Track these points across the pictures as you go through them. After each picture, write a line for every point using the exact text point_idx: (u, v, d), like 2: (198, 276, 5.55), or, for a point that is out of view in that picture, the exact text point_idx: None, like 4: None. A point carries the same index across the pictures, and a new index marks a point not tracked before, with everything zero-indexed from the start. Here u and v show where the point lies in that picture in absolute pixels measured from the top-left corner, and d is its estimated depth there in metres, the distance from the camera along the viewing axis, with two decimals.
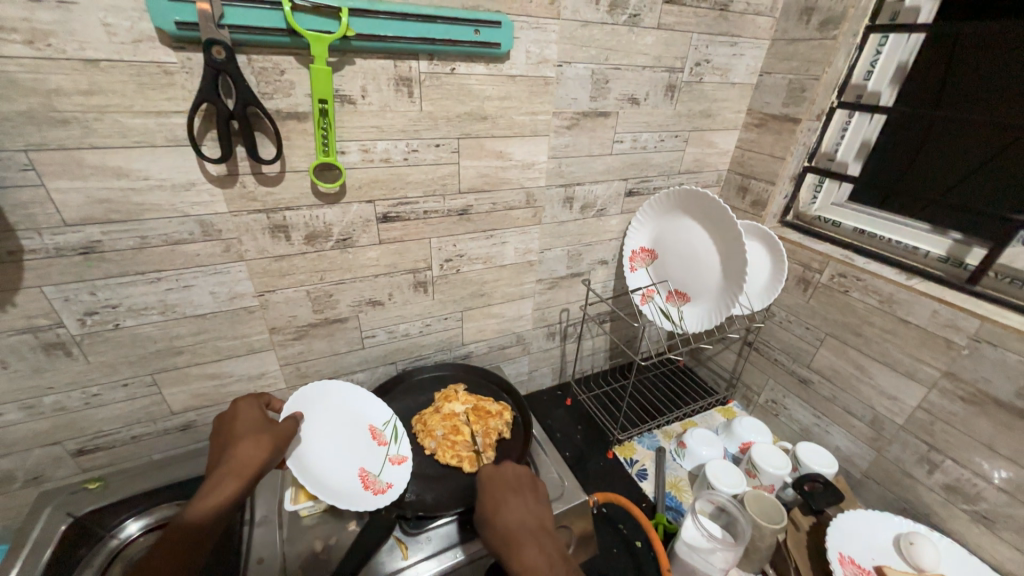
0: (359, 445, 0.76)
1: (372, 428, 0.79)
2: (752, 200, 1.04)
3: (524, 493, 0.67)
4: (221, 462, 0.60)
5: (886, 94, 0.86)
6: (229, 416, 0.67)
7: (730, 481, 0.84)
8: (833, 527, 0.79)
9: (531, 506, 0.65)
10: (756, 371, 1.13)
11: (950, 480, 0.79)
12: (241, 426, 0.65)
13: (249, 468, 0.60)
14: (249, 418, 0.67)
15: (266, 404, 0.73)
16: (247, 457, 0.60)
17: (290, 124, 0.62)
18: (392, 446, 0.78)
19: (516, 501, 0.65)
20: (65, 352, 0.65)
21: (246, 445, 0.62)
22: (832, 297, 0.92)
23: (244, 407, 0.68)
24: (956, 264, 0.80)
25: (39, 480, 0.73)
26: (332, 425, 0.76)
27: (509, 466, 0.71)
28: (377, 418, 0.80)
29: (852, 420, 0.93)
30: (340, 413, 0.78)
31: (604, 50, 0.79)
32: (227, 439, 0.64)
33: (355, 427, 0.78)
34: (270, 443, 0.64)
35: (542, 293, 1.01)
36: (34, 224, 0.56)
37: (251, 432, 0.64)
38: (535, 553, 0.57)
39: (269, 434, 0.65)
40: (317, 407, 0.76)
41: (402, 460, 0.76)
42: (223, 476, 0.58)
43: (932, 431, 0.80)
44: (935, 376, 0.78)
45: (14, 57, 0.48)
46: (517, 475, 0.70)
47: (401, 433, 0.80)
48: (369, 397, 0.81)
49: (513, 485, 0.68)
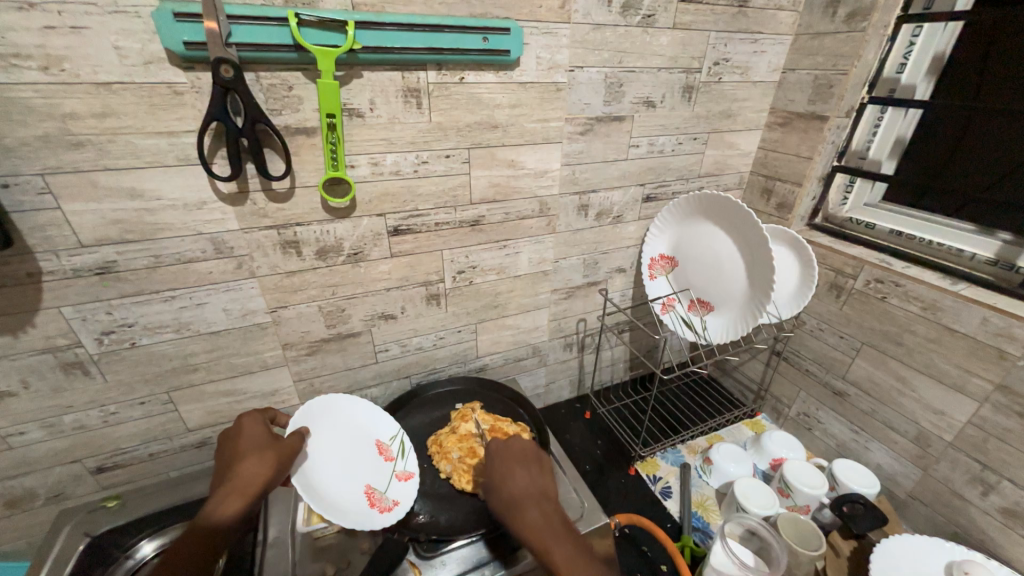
0: (365, 460, 0.74)
1: (378, 443, 0.77)
2: (777, 203, 0.99)
3: (527, 462, 0.66)
4: (225, 480, 0.59)
5: (922, 87, 0.81)
6: (235, 431, 0.65)
7: (761, 501, 0.79)
8: (878, 553, 0.73)
9: (534, 474, 0.65)
10: (785, 382, 1.08)
11: (1008, 503, 0.72)
12: (247, 442, 0.63)
13: (251, 487, 0.58)
14: (254, 432, 0.65)
15: (272, 419, 0.70)
16: (250, 476, 0.59)
17: (298, 139, 0.62)
18: (399, 462, 0.76)
19: (520, 470, 0.65)
20: (83, 371, 0.65)
21: (250, 462, 0.60)
22: (868, 304, 0.86)
23: (249, 422, 0.66)
24: (1005, 267, 0.74)
25: (61, 497, 0.74)
26: (337, 440, 0.74)
27: (514, 439, 0.70)
28: (384, 432, 0.78)
29: (894, 436, 0.87)
30: (347, 427, 0.76)
31: (616, 53, 0.76)
32: (232, 454, 0.62)
33: (361, 442, 0.76)
34: (274, 460, 0.61)
35: (558, 303, 0.98)
36: (51, 246, 0.56)
37: (255, 448, 0.62)
38: (536, 518, 0.58)
39: (273, 451, 0.63)
40: (323, 420, 0.74)
41: (408, 477, 0.74)
42: (226, 495, 0.57)
43: (985, 449, 0.73)
44: (988, 390, 0.72)
45: (30, 83, 0.49)
46: (522, 445, 0.69)
47: (407, 447, 0.78)
48: (377, 410, 0.79)
49: (518, 456, 0.67)
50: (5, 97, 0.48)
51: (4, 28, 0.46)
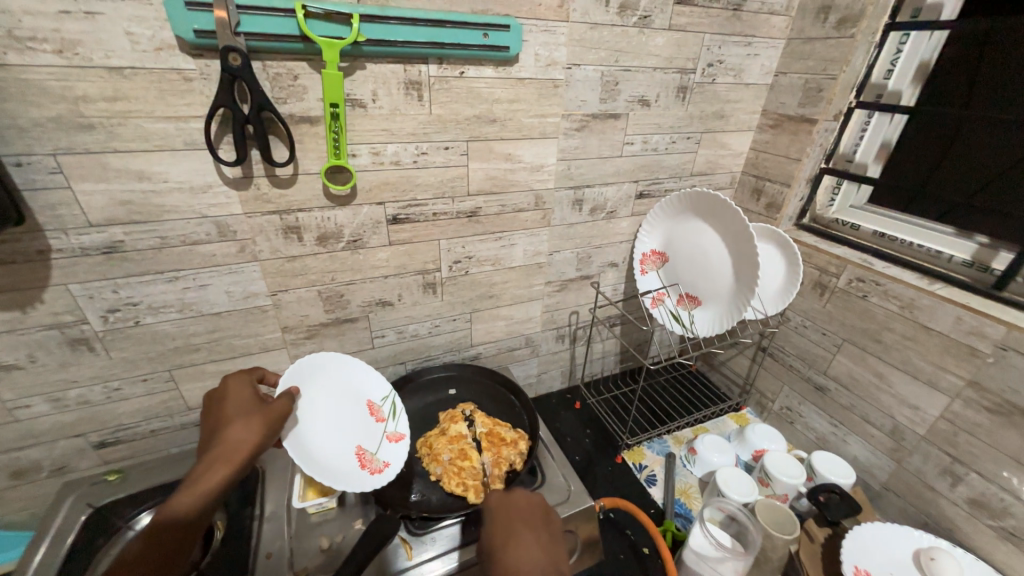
0: (358, 420, 0.76)
1: (370, 404, 0.79)
2: (767, 202, 1.02)
3: (534, 524, 0.61)
4: (210, 446, 0.56)
5: (907, 93, 0.83)
6: (220, 397, 0.63)
7: (741, 489, 0.83)
8: (849, 539, 0.76)
9: (542, 541, 0.59)
10: (770, 377, 1.11)
11: (974, 494, 0.75)
12: (232, 408, 0.61)
13: (239, 454, 0.55)
14: (240, 397, 0.63)
15: (260, 378, 0.69)
16: (237, 441, 0.56)
17: (302, 127, 0.64)
18: (390, 423, 0.79)
19: (526, 532, 0.60)
20: (89, 347, 0.67)
21: (237, 427, 0.58)
22: (850, 302, 0.89)
23: (235, 384, 0.65)
24: (980, 269, 0.77)
25: (64, 471, 0.77)
26: (329, 400, 0.74)
27: (521, 497, 0.65)
28: (376, 393, 0.80)
29: (871, 429, 0.91)
30: (338, 386, 0.76)
31: (613, 52, 0.78)
32: (217, 421, 0.60)
33: (354, 402, 0.77)
34: (264, 426, 0.60)
35: (551, 295, 1.01)
36: (61, 224, 0.58)
37: (242, 414, 0.60)
38: None
39: (261, 417, 0.61)
40: (313, 380, 0.73)
41: (399, 438, 0.77)
42: (211, 461, 0.54)
43: (954, 442, 0.77)
44: (959, 386, 0.75)
45: (46, 66, 0.50)
46: (528, 501, 0.65)
47: (398, 409, 0.81)
48: (370, 370, 0.81)
49: (525, 518, 0.62)
50: (20, 79, 0.50)
51: (21, 12, 0.48)
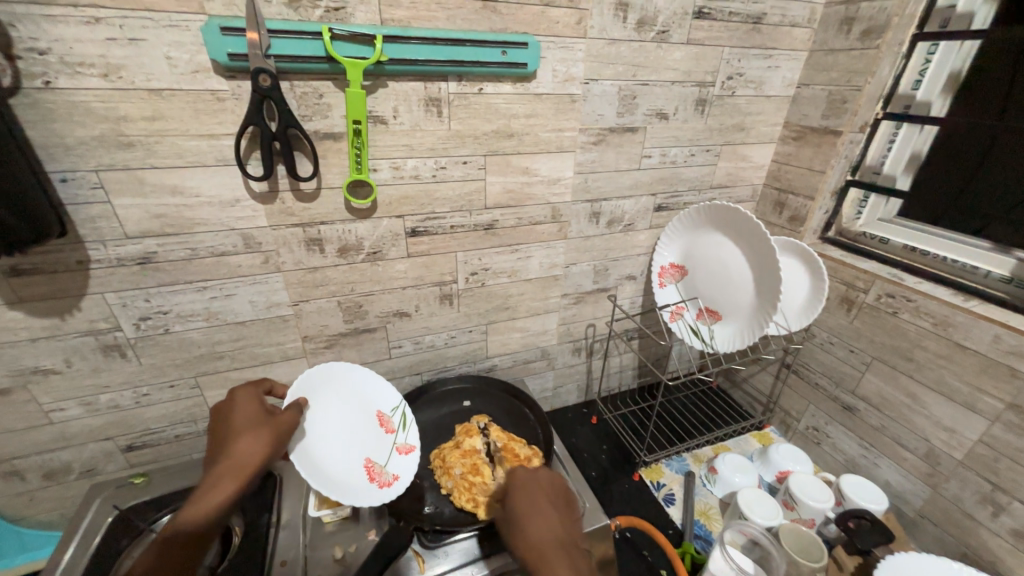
0: (368, 431, 0.76)
1: (380, 415, 0.79)
2: (789, 215, 1.00)
3: (554, 502, 0.62)
4: (217, 459, 0.57)
5: (937, 104, 0.81)
6: (227, 406, 0.63)
7: (764, 512, 0.79)
8: (881, 569, 0.72)
9: (562, 517, 0.60)
10: (794, 395, 1.07)
11: (1019, 525, 0.71)
12: (239, 419, 0.61)
13: (247, 468, 0.56)
14: (248, 408, 0.63)
15: (268, 391, 0.69)
16: (244, 455, 0.57)
17: (326, 143, 0.66)
18: (400, 435, 0.78)
19: (550, 512, 0.60)
20: (121, 354, 0.70)
21: (245, 440, 0.59)
22: (879, 319, 0.86)
23: (243, 395, 0.65)
24: (1021, 286, 0.73)
25: (93, 472, 0.80)
26: (337, 412, 0.75)
27: (542, 473, 0.66)
28: (386, 404, 0.80)
29: (903, 452, 0.86)
30: (347, 398, 0.77)
31: (631, 66, 0.79)
32: (225, 432, 0.60)
33: (363, 413, 0.77)
34: (271, 438, 0.60)
35: (567, 307, 1.00)
36: (100, 236, 0.62)
37: (249, 425, 0.61)
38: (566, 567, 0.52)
39: (268, 429, 0.61)
40: (321, 392, 0.74)
41: (409, 450, 0.77)
42: (219, 476, 0.55)
43: (995, 469, 0.72)
44: (999, 409, 0.71)
45: (92, 89, 0.54)
46: (552, 481, 0.65)
47: (409, 421, 0.80)
48: (380, 381, 0.81)
49: (545, 493, 0.63)
50: (68, 101, 0.54)
51: (72, 40, 0.51)
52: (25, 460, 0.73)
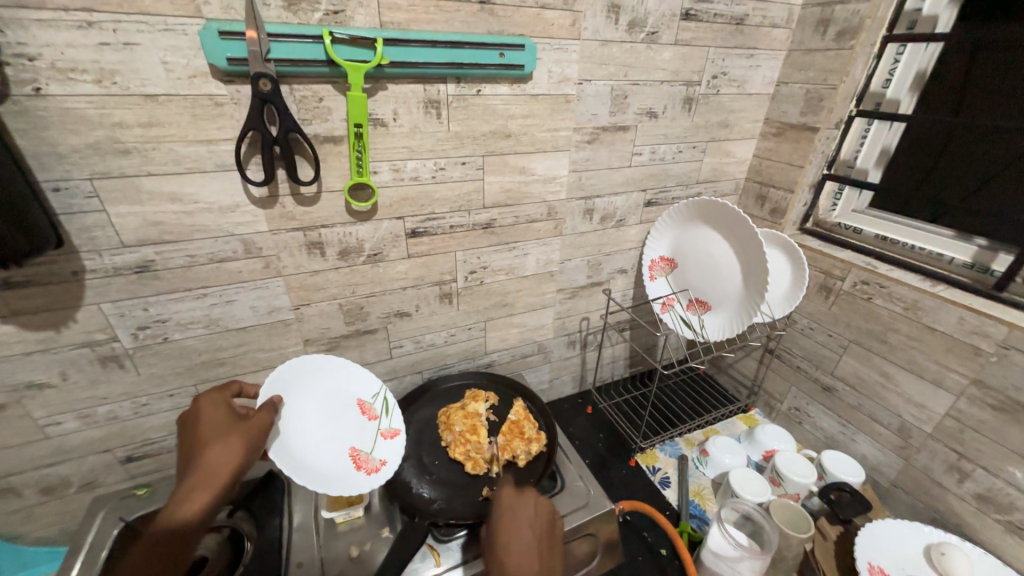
0: (350, 421, 0.77)
1: (361, 403, 0.79)
2: (771, 208, 1.05)
3: (538, 534, 0.59)
4: (187, 470, 0.55)
5: (905, 101, 0.86)
6: (191, 416, 0.61)
7: (755, 489, 0.84)
8: (862, 537, 0.77)
9: (544, 553, 0.56)
10: (778, 378, 1.13)
11: (981, 489, 0.78)
12: (207, 428, 0.59)
13: (221, 476, 0.55)
14: (214, 417, 0.61)
15: (237, 393, 0.67)
16: (217, 464, 0.55)
17: (326, 147, 0.66)
18: (384, 420, 0.80)
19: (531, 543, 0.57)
20: (119, 364, 0.69)
21: (216, 449, 0.57)
22: (856, 304, 0.92)
23: (206, 404, 0.62)
24: (981, 271, 0.80)
25: (91, 486, 0.78)
26: (314, 405, 0.74)
27: (529, 494, 0.64)
28: (366, 391, 0.81)
29: (879, 428, 0.93)
30: (324, 390, 0.76)
31: (622, 67, 0.81)
32: (192, 441, 0.58)
33: (343, 403, 0.78)
34: (243, 445, 0.59)
35: (563, 302, 1.03)
36: (95, 246, 0.60)
37: (219, 433, 0.59)
38: None
39: (240, 436, 0.59)
40: (295, 388, 0.73)
41: (394, 434, 0.79)
42: (192, 487, 0.53)
43: (961, 439, 0.79)
44: (963, 384, 0.78)
45: (85, 95, 0.52)
46: (536, 511, 0.61)
47: (390, 405, 0.82)
48: (357, 369, 0.80)
49: (531, 521, 0.60)
50: (61, 108, 0.52)
51: (63, 45, 0.50)
52: (20, 477, 0.71)
